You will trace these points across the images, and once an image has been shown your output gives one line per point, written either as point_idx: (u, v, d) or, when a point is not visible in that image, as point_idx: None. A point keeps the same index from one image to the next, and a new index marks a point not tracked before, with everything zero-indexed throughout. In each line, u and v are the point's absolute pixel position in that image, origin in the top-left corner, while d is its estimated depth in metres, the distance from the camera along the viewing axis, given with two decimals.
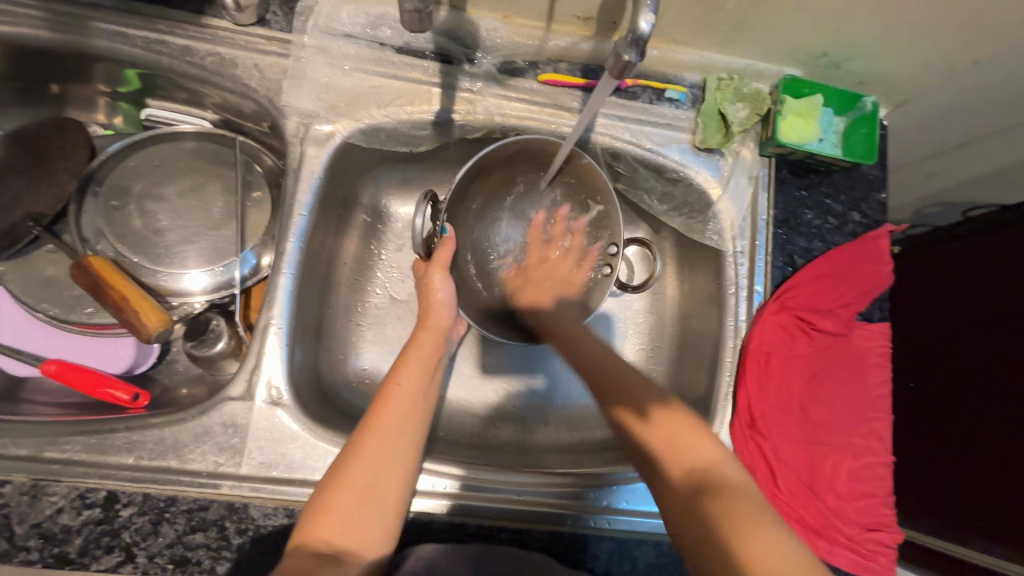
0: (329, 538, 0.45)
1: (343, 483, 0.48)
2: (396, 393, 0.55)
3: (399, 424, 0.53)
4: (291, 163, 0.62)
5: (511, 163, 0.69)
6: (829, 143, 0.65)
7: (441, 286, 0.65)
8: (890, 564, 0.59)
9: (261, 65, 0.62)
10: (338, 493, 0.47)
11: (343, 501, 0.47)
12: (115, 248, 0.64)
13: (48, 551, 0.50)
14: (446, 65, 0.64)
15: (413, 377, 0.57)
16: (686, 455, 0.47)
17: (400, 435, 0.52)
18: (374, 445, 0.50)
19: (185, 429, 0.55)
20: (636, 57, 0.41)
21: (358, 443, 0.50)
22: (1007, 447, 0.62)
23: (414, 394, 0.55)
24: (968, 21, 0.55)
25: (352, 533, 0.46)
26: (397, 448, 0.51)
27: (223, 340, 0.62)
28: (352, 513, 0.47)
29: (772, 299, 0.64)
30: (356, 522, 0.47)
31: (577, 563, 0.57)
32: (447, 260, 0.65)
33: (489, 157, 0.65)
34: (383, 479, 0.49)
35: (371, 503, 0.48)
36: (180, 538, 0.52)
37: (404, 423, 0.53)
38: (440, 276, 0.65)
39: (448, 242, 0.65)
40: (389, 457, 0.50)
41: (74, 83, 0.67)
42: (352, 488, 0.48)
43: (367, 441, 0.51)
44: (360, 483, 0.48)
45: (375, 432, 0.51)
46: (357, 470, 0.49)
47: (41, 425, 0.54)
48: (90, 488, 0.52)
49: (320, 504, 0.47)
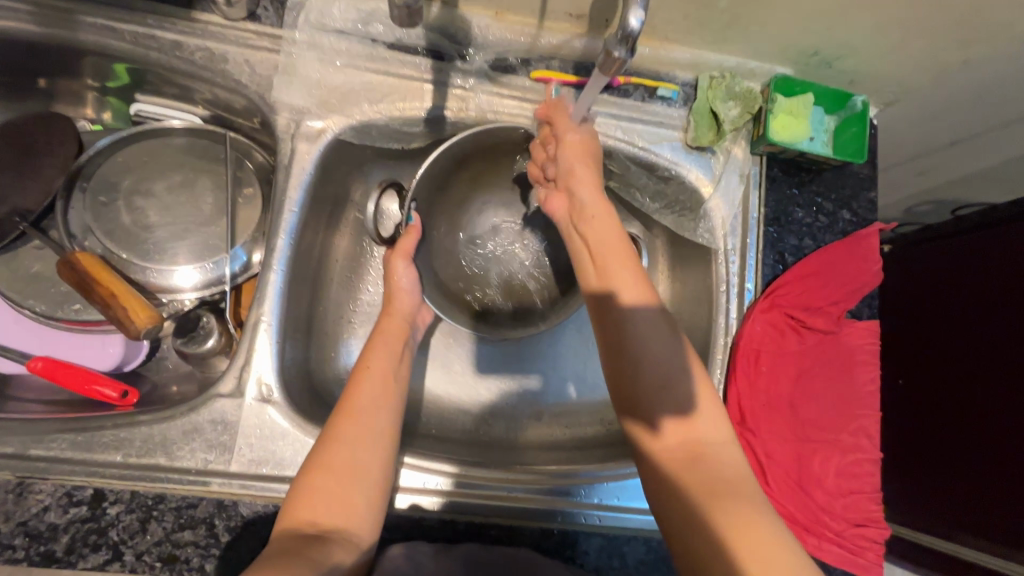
0: (312, 520, 0.46)
1: (322, 466, 0.48)
2: (365, 377, 0.55)
3: (372, 406, 0.53)
4: (282, 159, 0.62)
5: (491, 156, 0.70)
6: (819, 142, 0.65)
7: (404, 273, 0.64)
8: (878, 559, 0.60)
9: (252, 60, 0.62)
10: (318, 475, 0.48)
11: (322, 482, 0.48)
12: (103, 244, 0.63)
13: (34, 550, 0.50)
14: (438, 61, 0.64)
15: (382, 361, 0.58)
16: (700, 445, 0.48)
17: (374, 415, 0.53)
18: (349, 427, 0.51)
19: (174, 426, 0.54)
20: (626, 55, 0.41)
21: (334, 428, 0.51)
22: (993, 434, 0.63)
23: (384, 378, 0.56)
24: (956, 22, 0.56)
25: (336, 513, 0.47)
26: (371, 428, 0.52)
27: (213, 338, 0.62)
28: (336, 496, 0.47)
29: (763, 297, 0.65)
30: (339, 503, 0.47)
31: (568, 559, 0.57)
32: (411, 247, 0.64)
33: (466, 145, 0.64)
34: (360, 458, 0.50)
35: (352, 483, 0.48)
36: (168, 536, 0.51)
37: (376, 408, 0.53)
38: (403, 262, 0.64)
39: (412, 230, 0.64)
40: (365, 437, 0.51)
41: (61, 77, 0.66)
42: (331, 470, 0.48)
43: (342, 424, 0.51)
44: (340, 465, 0.49)
45: (351, 418, 0.52)
46: (335, 452, 0.49)
47: (28, 423, 0.54)
48: (77, 486, 0.51)
49: (303, 490, 0.47)
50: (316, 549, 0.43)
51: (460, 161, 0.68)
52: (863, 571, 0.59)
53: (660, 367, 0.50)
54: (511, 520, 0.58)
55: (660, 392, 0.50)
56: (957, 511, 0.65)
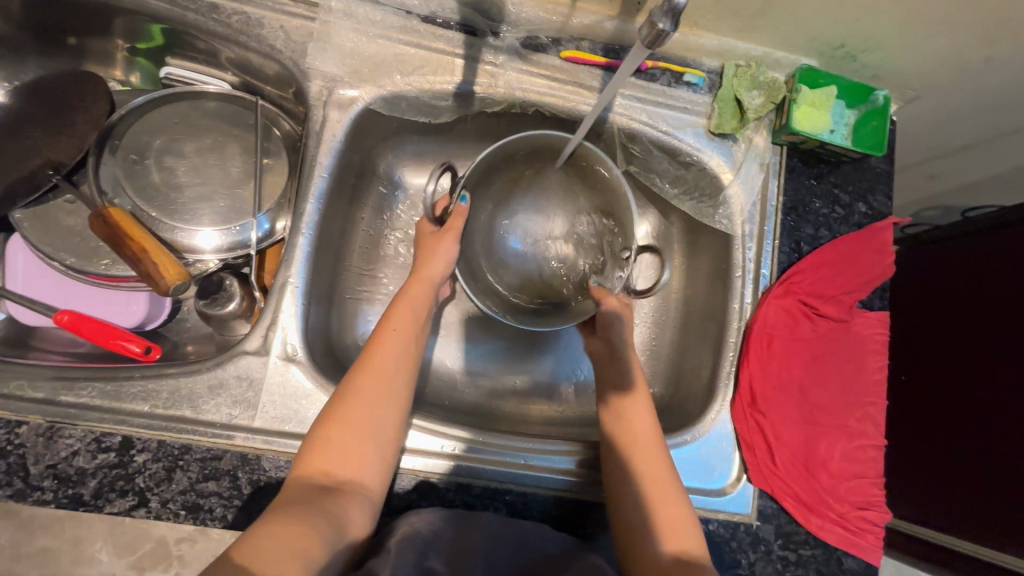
0: (328, 471, 0.47)
1: (338, 418, 0.50)
2: (387, 336, 0.57)
3: (393, 368, 0.55)
4: (313, 126, 0.63)
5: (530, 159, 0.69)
6: (839, 135, 0.67)
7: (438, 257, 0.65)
8: (877, 542, 0.61)
9: (287, 27, 0.63)
10: (334, 427, 0.49)
11: (338, 435, 0.49)
12: (133, 201, 0.64)
13: (62, 493, 0.51)
14: (470, 37, 0.65)
15: (406, 324, 0.59)
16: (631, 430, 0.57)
17: (391, 376, 0.54)
18: (367, 382, 0.52)
19: (200, 380, 0.56)
20: (671, 26, 0.41)
21: (352, 383, 0.52)
22: (995, 429, 0.64)
23: (406, 340, 0.57)
24: (983, 18, 0.56)
25: (346, 465, 0.48)
26: (389, 385, 0.53)
27: (234, 301, 0.64)
28: (347, 448, 0.49)
29: (777, 282, 0.66)
30: (350, 456, 0.49)
31: (577, 529, 0.58)
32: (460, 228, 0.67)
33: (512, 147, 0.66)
34: (377, 415, 0.51)
35: (366, 435, 0.50)
36: (193, 486, 0.52)
37: (398, 366, 0.55)
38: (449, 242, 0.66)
39: (461, 211, 0.66)
40: (384, 397, 0.52)
41: (94, 36, 0.67)
42: (346, 422, 0.50)
43: (361, 382, 0.53)
44: (355, 419, 0.50)
45: (369, 374, 0.53)
46: (352, 406, 0.51)
47: (56, 369, 0.55)
48: (105, 432, 0.53)
49: (318, 439, 0.49)
50: (328, 500, 0.45)
51: (504, 159, 0.67)
52: (864, 554, 0.61)
53: (634, 410, 0.59)
54: (524, 487, 0.59)
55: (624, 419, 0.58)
56: (960, 507, 0.65)
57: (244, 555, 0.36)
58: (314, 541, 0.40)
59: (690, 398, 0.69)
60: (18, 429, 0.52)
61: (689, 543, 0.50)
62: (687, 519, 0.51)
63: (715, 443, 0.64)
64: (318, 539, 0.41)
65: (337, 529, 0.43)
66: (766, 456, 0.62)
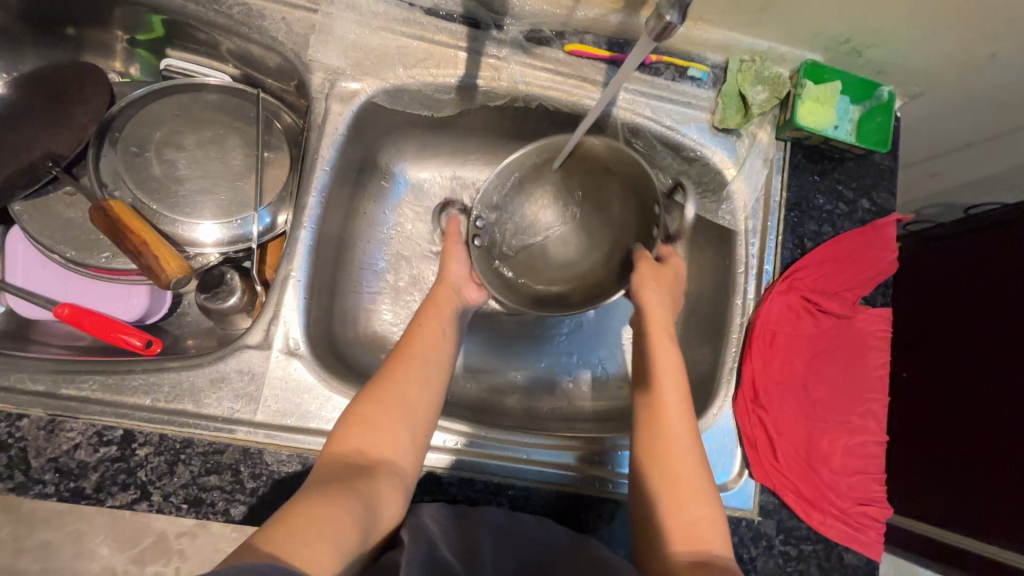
0: (362, 450, 0.48)
1: (371, 400, 0.51)
2: (418, 330, 0.59)
3: (424, 357, 0.56)
4: (315, 119, 0.62)
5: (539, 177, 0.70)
6: (844, 131, 0.66)
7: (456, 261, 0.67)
8: (879, 538, 0.61)
9: (289, 18, 0.62)
10: (369, 407, 0.51)
11: (372, 414, 0.50)
12: (134, 193, 0.64)
13: (64, 486, 0.51)
14: (474, 29, 0.64)
15: (435, 321, 0.60)
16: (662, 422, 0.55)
17: (426, 366, 0.56)
18: (401, 369, 0.54)
19: (201, 374, 0.55)
20: (678, 19, 0.41)
21: (387, 370, 0.54)
22: (996, 428, 0.64)
23: (436, 335, 0.59)
24: (989, 14, 0.56)
25: (379, 444, 0.49)
26: (422, 372, 0.55)
27: (236, 295, 0.63)
28: (381, 426, 0.50)
29: (780, 279, 0.66)
30: (385, 435, 0.50)
31: (579, 523, 0.58)
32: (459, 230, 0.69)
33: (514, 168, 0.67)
34: (411, 397, 0.53)
35: (400, 416, 0.51)
36: (195, 480, 0.52)
37: (430, 357, 0.57)
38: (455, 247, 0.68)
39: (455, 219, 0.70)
40: (416, 388, 0.53)
41: (94, 25, 0.67)
42: (380, 402, 0.51)
43: (395, 369, 0.54)
44: (390, 399, 0.51)
45: (405, 362, 0.55)
46: (387, 388, 0.52)
47: (57, 362, 0.55)
48: (107, 426, 0.53)
49: (353, 418, 0.50)
50: (363, 478, 0.46)
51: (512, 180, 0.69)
52: (865, 550, 0.61)
53: (669, 402, 0.56)
54: (527, 481, 0.59)
55: (652, 410, 0.57)
56: (960, 504, 0.66)
57: (273, 541, 0.36)
58: (347, 525, 0.40)
59: (692, 393, 0.69)
60: (19, 423, 0.52)
61: (716, 543, 0.49)
62: (712, 506, 0.51)
63: (717, 439, 0.64)
64: (351, 523, 0.41)
65: (369, 508, 0.43)
66: (768, 452, 0.62)
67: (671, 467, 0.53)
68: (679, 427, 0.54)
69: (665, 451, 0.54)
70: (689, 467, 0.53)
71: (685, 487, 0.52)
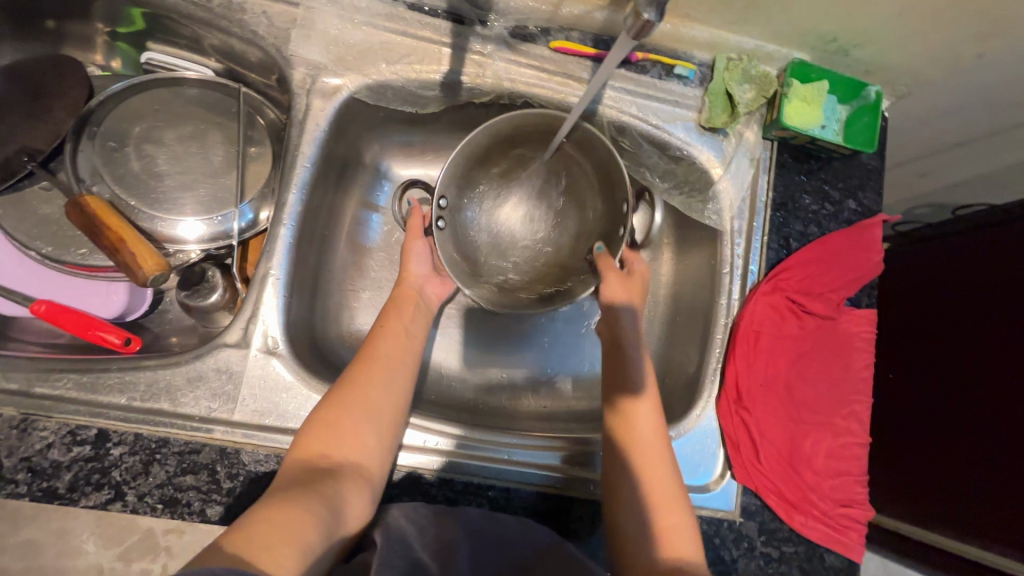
0: (327, 452, 0.48)
1: (336, 403, 0.51)
2: (381, 332, 0.59)
3: (387, 359, 0.56)
4: (296, 114, 0.62)
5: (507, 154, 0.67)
6: (831, 130, 0.66)
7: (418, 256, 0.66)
8: (861, 539, 0.61)
9: (269, 12, 0.61)
10: (333, 409, 0.51)
11: (338, 416, 0.50)
12: (112, 189, 0.63)
13: (36, 485, 0.51)
14: (457, 25, 0.63)
15: (398, 322, 0.60)
16: (633, 428, 0.56)
17: (389, 367, 0.56)
18: (365, 372, 0.54)
19: (179, 372, 0.55)
20: (655, 17, 0.40)
21: (352, 372, 0.54)
22: (976, 428, 0.65)
23: (399, 336, 0.59)
24: (975, 14, 0.56)
25: (346, 446, 0.49)
26: (386, 373, 0.55)
27: (217, 292, 0.62)
28: (346, 429, 0.50)
29: (765, 280, 0.66)
30: (351, 439, 0.49)
31: (558, 523, 0.58)
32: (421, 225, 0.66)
33: (487, 143, 0.63)
34: (376, 397, 0.52)
35: (365, 418, 0.51)
36: (171, 480, 0.52)
37: (393, 357, 0.57)
38: (417, 242, 0.66)
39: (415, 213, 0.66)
40: (378, 385, 0.53)
41: (72, 18, 0.66)
42: (345, 405, 0.51)
43: (358, 372, 0.54)
44: (355, 402, 0.51)
45: (367, 364, 0.55)
46: (352, 390, 0.52)
47: (31, 360, 0.55)
48: (80, 425, 0.52)
49: (318, 420, 0.50)
50: (327, 481, 0.45)
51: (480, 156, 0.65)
52: (846, 551, 0.61)
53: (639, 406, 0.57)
54: (507, 482, 0.59)
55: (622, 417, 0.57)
56: (943, 504, 0.66)
57: (233, 544, 0.36)
58: (309, 528, 0.40)
59: (676, 393, 0.68)
60: None
61: (687, 551, 0.50)
62: (681, 513, 0.52)
63: (700, 440, 0.64)
64: (312, 526, 0.40)
65: (334, 511, 0.43)
66: (750, 453, 0.62)
67: (651, 474, 0.54)
68: (647, 434, 0.55)
69: (639, 453, 0.55)
70: (661, 473, 0.54)
71: (659, 498, 0.53)
